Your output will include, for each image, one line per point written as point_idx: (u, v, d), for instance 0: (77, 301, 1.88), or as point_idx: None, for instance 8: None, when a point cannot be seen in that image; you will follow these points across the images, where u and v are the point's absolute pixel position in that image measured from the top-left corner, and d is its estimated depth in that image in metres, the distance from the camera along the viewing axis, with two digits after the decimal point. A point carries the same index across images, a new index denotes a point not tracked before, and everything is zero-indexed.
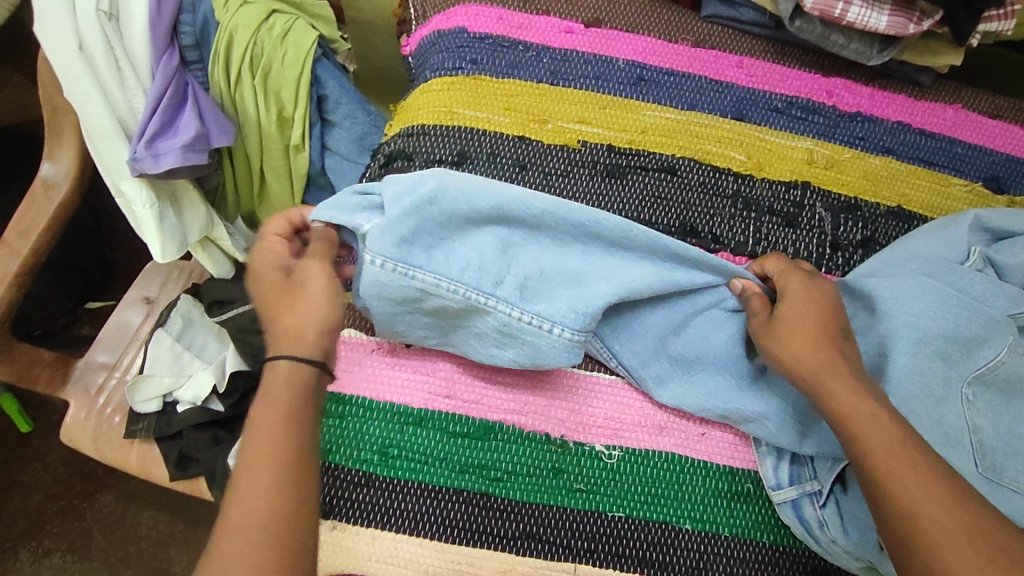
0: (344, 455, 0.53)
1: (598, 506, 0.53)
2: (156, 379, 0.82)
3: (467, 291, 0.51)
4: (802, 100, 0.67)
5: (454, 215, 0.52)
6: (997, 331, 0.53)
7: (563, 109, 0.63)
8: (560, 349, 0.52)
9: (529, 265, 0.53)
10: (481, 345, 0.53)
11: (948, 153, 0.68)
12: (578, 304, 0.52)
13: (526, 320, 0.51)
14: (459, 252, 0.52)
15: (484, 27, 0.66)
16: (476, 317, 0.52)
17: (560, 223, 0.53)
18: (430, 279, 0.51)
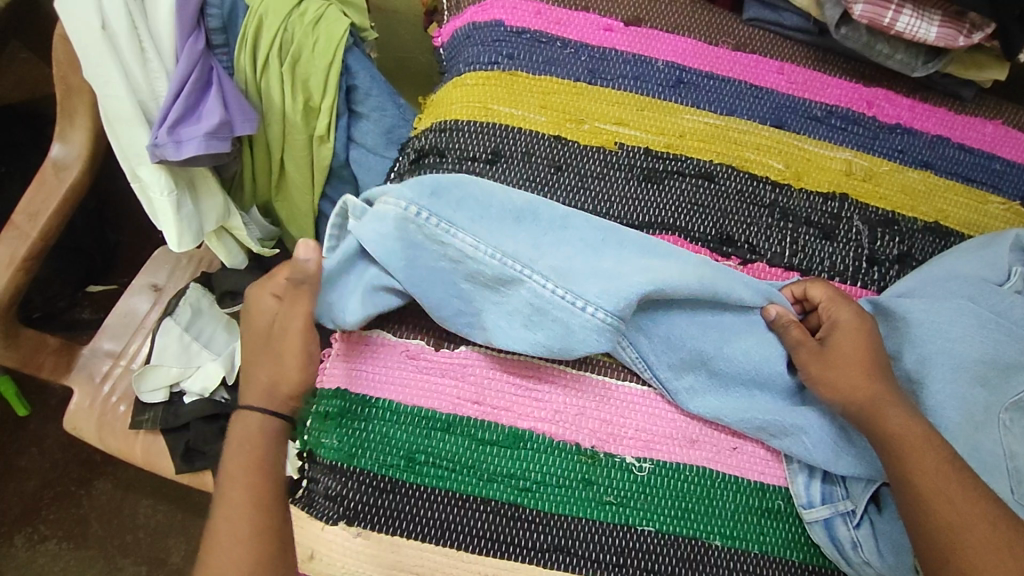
0: (370, 459, 0.51)
1: (627, 520, 0.51)
2: (163, 370, 0.80)
3: (503, 257, 0.51)
4: (842, 109, 0.66)
5: (494, 199, 0.53)
6: None
7: (600, 109, 0.62)
8: (590, 331, 0.50)
9: (562, 252, 0.53)
10: (509, 324, 0.51)
11: (987, 169, 0.66)
12: (612, 287, 0.50)
13: (559, 295, 0.50)
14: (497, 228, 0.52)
15: (522, 21, 0.64)
16: (512, 291, 0.51)
17: (587, 230, 0.54)
18: (470, 242, 0.51)
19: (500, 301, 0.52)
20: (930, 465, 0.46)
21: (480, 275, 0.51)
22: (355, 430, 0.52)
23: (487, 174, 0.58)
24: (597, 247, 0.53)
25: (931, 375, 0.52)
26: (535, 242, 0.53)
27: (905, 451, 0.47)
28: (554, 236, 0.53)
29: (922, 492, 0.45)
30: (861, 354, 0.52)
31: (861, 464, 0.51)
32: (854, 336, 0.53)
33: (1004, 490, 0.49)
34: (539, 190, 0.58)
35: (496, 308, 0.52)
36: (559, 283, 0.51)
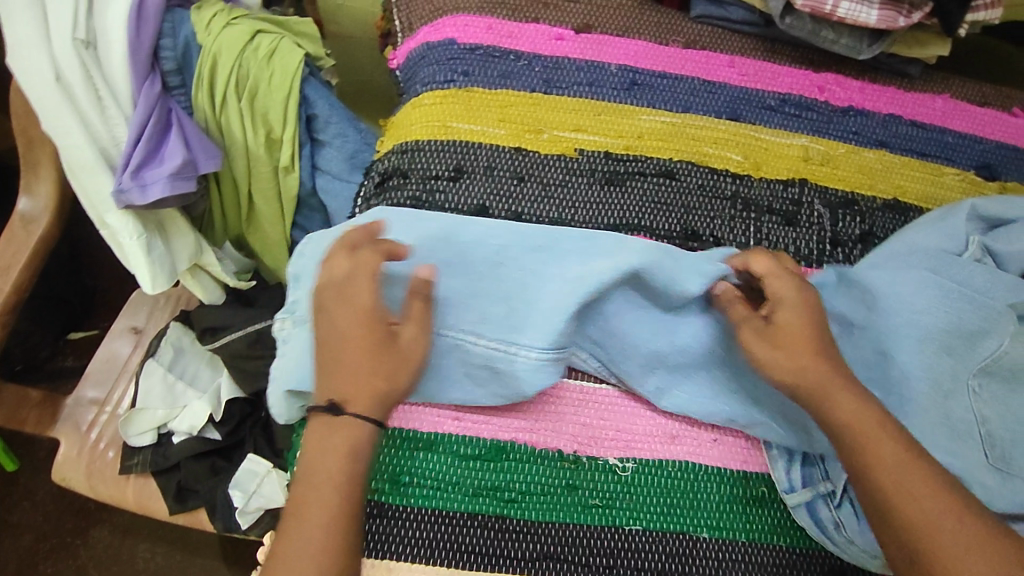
0: None
1: (613, 521, 0.52)
2: (150, 412, 0.80)
3: (430, 329, 0.52)
4: (795, 97, 0.67)
5: (418, 267, 0.54)
6: (999, 322, 0.52)
7: (558, 118, 0.62)
8: (535, 372, 0.52)
9: (500, 293, 0.54)
10: (462, 389, 0.53)
11: (940, 143, 0.68)
12: (544, 326, 0.52)
13: (492, 347, 0.52)
14: (425, 289, 0.53)
15: (474, 37, 0.64)
16: (450, 360, 0.52)
17: (510, 262, 0.55)
18: (400, 322, 0.52)
19: (444, 382, 0.52)
20: (888, 456, 0.44)
21: None
22: None
23: (450, 193, 0.59)
24: (534, 271, 0.54)
25: (897, 352, 0.53)
26: (467, 294, 0.53)
27: (862, 438, 0.46)
28: (482, 277, 0.54)
29: (889, 478, 0.44)
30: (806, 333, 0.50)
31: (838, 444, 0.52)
32: (799, 311, 0.51)
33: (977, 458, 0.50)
34: (503, 204, 0.59)
35: (451, 386, 0.52)
36: (492, 338, 0.52)
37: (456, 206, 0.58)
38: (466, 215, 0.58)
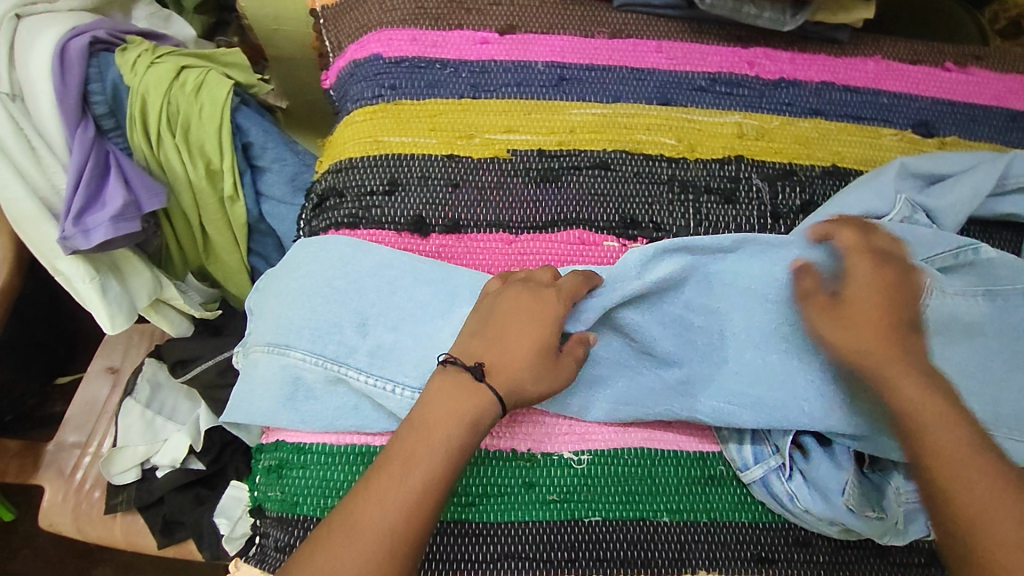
0: (312, 505, 0.52)
1: (572, 515, 0.53)
2: (131, 449, 0.81)
3: (326, 361, 0.53)
4: (725, 75, 0.67)
5: (325, 294, 0.55)
6: (915, 278, 0.53)
7: (489, 121, 0.63)
8: (336, 399, 0.53)
9: (310, 319, 0.54)
10: (307, 410, 0.53)
11: (875, 105, 0.68)
12: (376, 347, 0.53)
13: (321, 367, 0.53)
14: (332, 320, 0.54)
15: (398, 50, 0.64)
16: (340, 391, 0.53)
17: (366, 287, 0.55)
18: (304, 354, 0.53)
19: (341, 410, 0.53)
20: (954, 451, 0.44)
21: (318, 381, 0.53)
22: (294, 479, 0.53)
23: (387, 207, 0.59)
24: (332, 296, 0.55)
25: None
26: (361, 322, 0.54)
27: (921, 424, 0.46)
28: (362, 304, 0.54)
29: None
30: (877, 314, 0.49)
31: (783, 412, 0.51)
32: (871, 288, 0.50)
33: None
34: (440, 212, 0.60)
35: (368, 420, 0.52)
36: (320, 356, 0.53)
37: (393, 220, 0.59)
38: (404, 227, 0.59)
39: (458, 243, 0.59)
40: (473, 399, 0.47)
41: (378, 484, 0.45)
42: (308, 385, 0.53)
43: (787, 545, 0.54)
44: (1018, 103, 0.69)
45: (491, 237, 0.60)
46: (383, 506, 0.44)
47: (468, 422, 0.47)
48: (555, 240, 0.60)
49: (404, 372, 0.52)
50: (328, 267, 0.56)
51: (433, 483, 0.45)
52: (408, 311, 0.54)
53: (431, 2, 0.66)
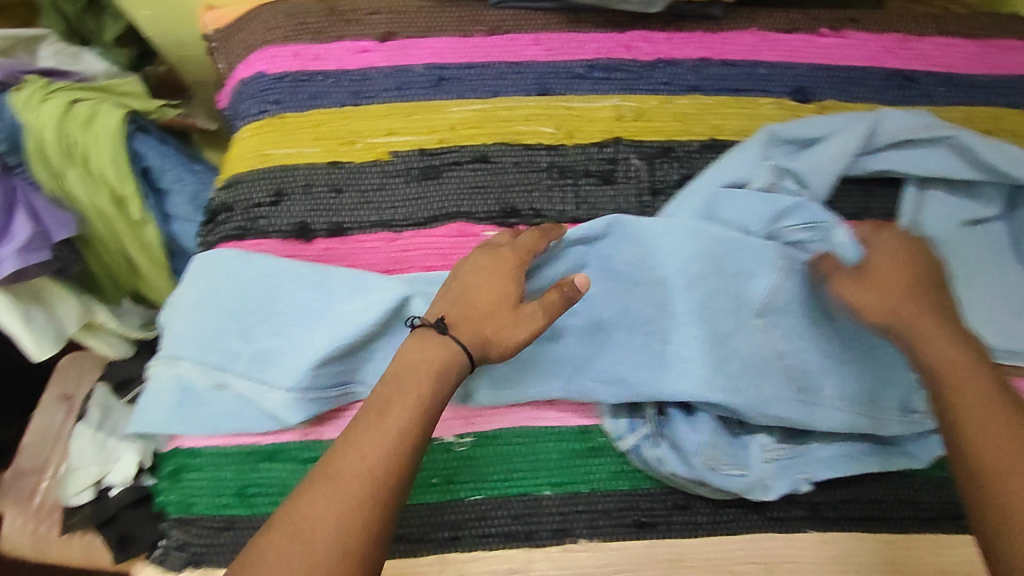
0: (205, 504, 0.56)
1: (455, 495, 0.57)
2: (84, 471, 0.79)
3: (212, 369, 0.56)
4: (602, 61, 0.68)
5: (211, 306, 0.58)
6: (766, 260, 0.59)
7: (369, 126, 0.65)
8: (226, 403, 0.56)
9: (199, 331, 0.57)
10: (199, 415, 0.57)
11: (753, 76, 0.69)
12: (258, 354, 0.56)
13: (208, 376, 0.56)
14: (218, 330, 0.57)
15: (281, 66, 0.66)
16: (227, 396, 0.56)
17: (247, 298, 0.58)
18: (193, 363, 0.56)
19: (232, 411, 0.56)
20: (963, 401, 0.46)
21: (207, 387, 0.57)
22: (190, 482, 0.57)
23: (273, 216, 0.62)
24: (219, 307, 0.58)
25: (691, 295, 0.57)
26: (244, 330, 0.57)
27: (952, 392, 0.47)
28: (245, 314, 0.57)
29: None
30: (902, 278, 0.52)
31: (639, 381, 0.55)
32: (893, 255, 0.54)
33: (777, 388, 0.56)
34: (323, 217, 0.62)
35: (254, 421, 0.56)
36: (206, 366, 0.56)
37: (280, 228, 0.62)
38: (290, 234, 0.62)
39: (342, 245, 0.62)
40: (436, 352, 0.48)
41: (365, 435, 0.45)
42: (199, 392, 0.57)
43: (665, 506, 0.59)
44: (894, 62, 0.70)
45: (374, 236, 0.62)
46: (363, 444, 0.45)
47: (435, 372, 0.48)
48: (437, 235, 0.63)
49: (278, 374, 0.54)
50: (213, 280, 0.59)
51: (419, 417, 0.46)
52: (285, 316, 0.57)
53: (311, 16, 0.68)
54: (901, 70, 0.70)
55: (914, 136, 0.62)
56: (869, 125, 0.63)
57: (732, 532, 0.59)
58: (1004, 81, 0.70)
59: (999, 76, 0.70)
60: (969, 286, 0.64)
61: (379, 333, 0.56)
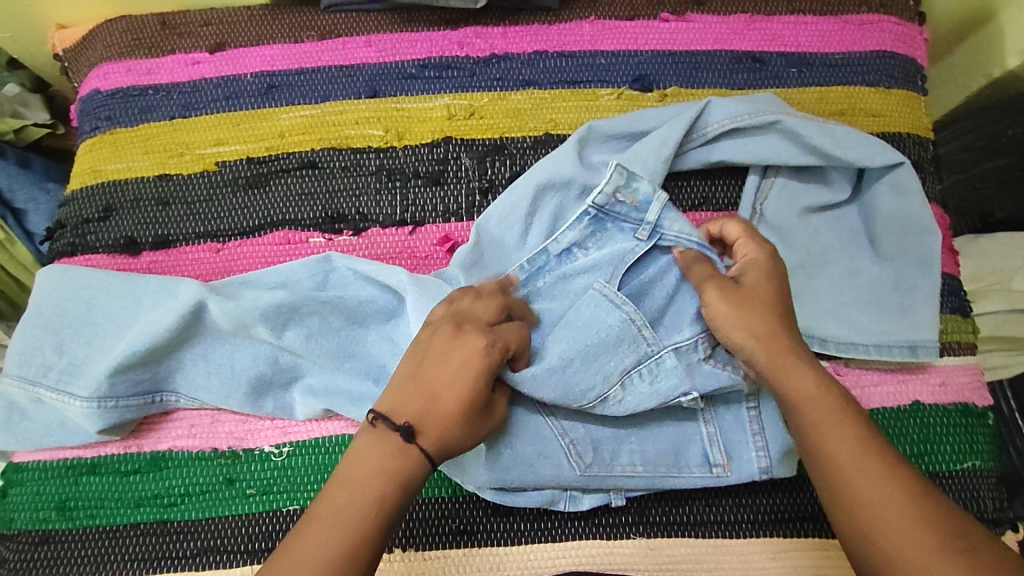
0: (25, 519, 0.57)
1: (272, 505, 0.56)
2: None
3: (30, 384, 0.57)
4: (434, 60, 0.67)
5: (34, 320, 0.58)
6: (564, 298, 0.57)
7: (198, 137, 0.65)
8: (47, 417, 0.57)
9: (23, 346, 0.58)
10: (19, 431, 0.57)
11: (592, 67, 0.67)
12: (74, 365, 0.57)
13: (28, 391, 0.57)
14: (39, 345, 0.58)
15: (114, 83, 0.67)
16: (47, 409, 0.57)
17: (67, 312, 0.58)
18: (14, 379, 0.57)
19: (49, 426, 0.57)
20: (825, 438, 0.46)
21: (28, 402, 0.57)
22: (15, 497, 0.57)
23: (101, 232, 0.63)
24: (41, 323, 0.58)
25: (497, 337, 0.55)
26: (61, 344, 0.58)
27: (811, 412, 0.47)
28: (65, 328, 0.58)
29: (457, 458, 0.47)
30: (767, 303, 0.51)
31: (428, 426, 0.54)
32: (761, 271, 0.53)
33: (556, 468, 0.53)
34: (149, 230, 0.63)
35: (70, 434, 0.57)
36: (25, 381, 0.57)
37: (107, 244, 0.63)
38: (117, 248, 0.63)
39: (167, 257, 0.62)
40: (390, 464, 0.45)
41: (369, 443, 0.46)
42: (20, 408, 0.58)
43: (486, 514, 0.56)
44: (743, 44, 0.68)
45: (199, 247, 0.62)
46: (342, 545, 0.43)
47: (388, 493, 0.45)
48: (261, 244, 0.63)
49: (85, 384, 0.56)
50: (36, 296, 0.60)
51: (365, 534, 0.44)
52: (99, 326, 0.58)
53: (145, 31, 0.68)
54: (749, 52, 0.68)
55: (741, 123, 0.60)
56: (695, 114, 0.61)
57: (554, 539, 0.55)
58: (859, 59, 0.68)
59: (854, 55, 0.68)
60: (813, 277, 0.61)
61: (180, 340, 0.56)
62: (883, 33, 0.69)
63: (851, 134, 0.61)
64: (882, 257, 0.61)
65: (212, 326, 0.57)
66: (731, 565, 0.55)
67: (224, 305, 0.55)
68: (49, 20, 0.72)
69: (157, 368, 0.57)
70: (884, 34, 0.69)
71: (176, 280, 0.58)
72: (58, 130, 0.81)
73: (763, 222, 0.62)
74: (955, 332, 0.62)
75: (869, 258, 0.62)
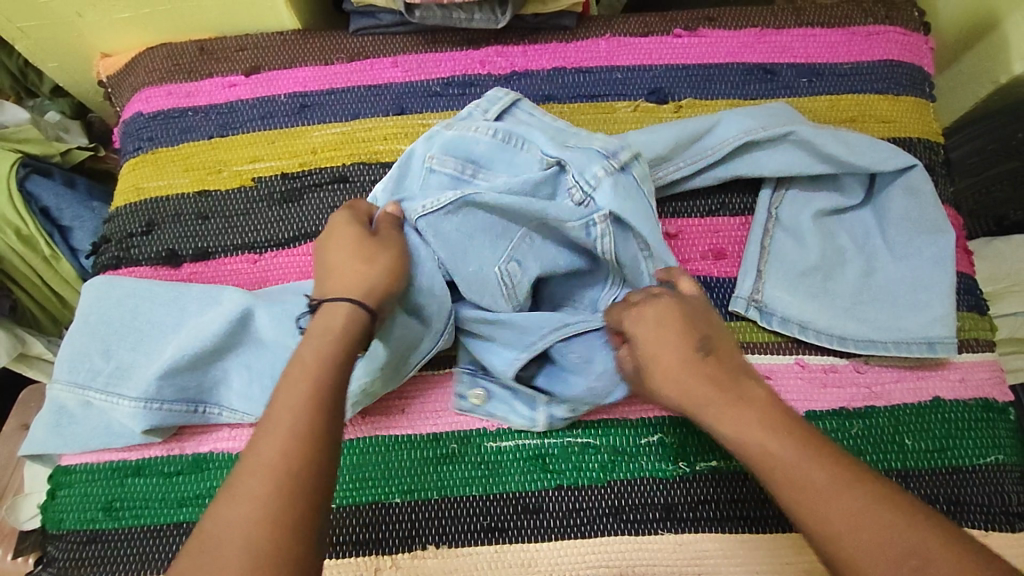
0: (74, 519, 0.59)
1: None
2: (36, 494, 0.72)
3: (78, 389, 0.59)
4: (457, 78, 0.70)
5: (82, 327, 0.61)
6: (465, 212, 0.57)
7: (236, 155, 0.69)
8: (92, 424, 0.60)
9: (70, 352, 0.60)
10: (66, 434, 0.60)
11: (609, 81, 0.70)
12: (119, 373, 0.59)
13: (76, 396, 0.60)
14: (88, 351, 0.60)
15: (155, 106, 0.71)
16: (92, 415, 0.60)
17: (113, 320, 0.61)
18: (62, 384, 0.60)
19: (95, 431, 0.60)
20: (781, 468, 0.44)
21: (75, 407, 0.60)
22: (64, 498, 0.60)
23: (144, 245, 0.66)
24: (88, 330, 0.61)
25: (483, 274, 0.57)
26: (107, 351, 0.60)
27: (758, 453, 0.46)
28: (113, 336, 0.61)
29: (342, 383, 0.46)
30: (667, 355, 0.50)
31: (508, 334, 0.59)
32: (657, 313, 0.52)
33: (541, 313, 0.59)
34: (190, 242, 0.66)
35: (116, 438, 0.59)
36: (73, 386, 0.59)
37: (150, 256, 0.66)
38: (159, 261, 0.66)
39: (207, 268, 0.65)
40: (337, 317, 0.49)
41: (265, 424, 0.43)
42: (67, 412, 0.60)
43: (516, 512, 0.57)
44: (754, 57, 0.71)
45: (238, 258, 0.65)
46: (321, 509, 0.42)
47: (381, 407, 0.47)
48: (296, 254, 0.65)
49: (133, 386, 0.58)
50: (84, 306, 0.62)
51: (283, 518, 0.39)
52: (145, 331, 0.61)
53: (185, 57, 0.72)
54: (761, 64, 0.70)
55: (756, 137, 0.63)
56: (707, 130, 0.64)
57: (582, 535, 0.56)
58: (867, 68, 0.70)
59: (862, 64, 0.70)
60: (830, 278, 0.62)
61: (224, 347, 0.59)
62: (890, 43, 0.71)
63: (860, 140, 0.63)
64: (897, 255, 0.63)
65: (256, 335, 0.60)
66: (758, 560, 0.55)
67: (269, 312, 0.59)
68: (95, 50, 0.76)
69: (202, 377, 0.59)
70: (891, 44, 0.71)
71: (220, 288, 0.62)
72: (98, 153, 0.85)
73: (779, 225, 0.64)
74: (972, 330, 0.63)
75: (885, 255, 0.63)
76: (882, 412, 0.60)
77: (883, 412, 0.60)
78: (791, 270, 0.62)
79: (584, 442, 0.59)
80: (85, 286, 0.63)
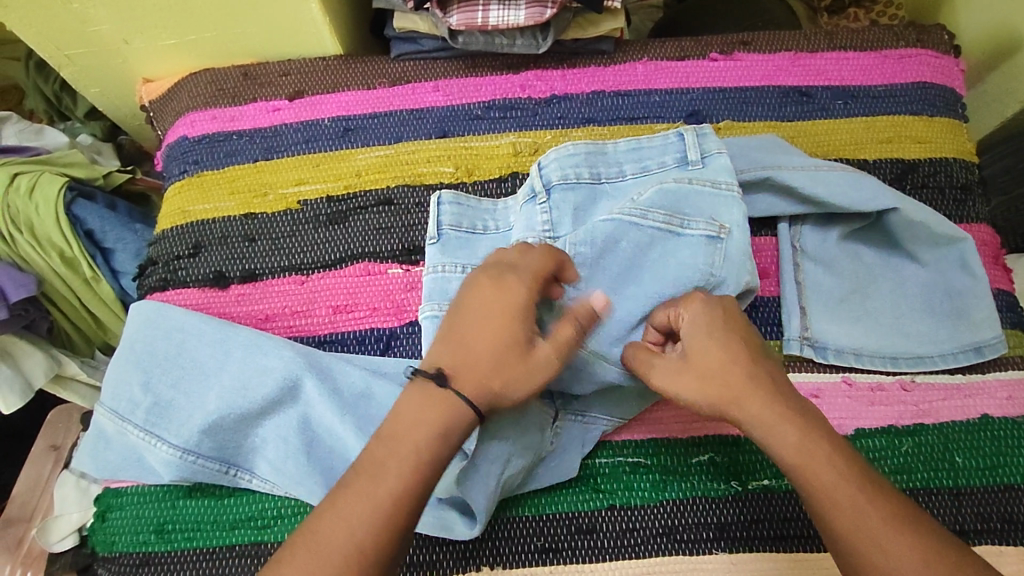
0: (126, 541, 0.59)
1: None
2: (66, 517, 0.68)
3: (119, 420, 0.59)
4: (498, 101, 0.72)
5: (128, 355, 0.61)
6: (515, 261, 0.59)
7: (281, 178, 0.70)
8: (131, 456, 0.59)
9: (116, 379, 0.60)
10: (107, 461, 0.60)
11: (647, 104, 0.72)
12: (161, 410, 0.59)
13: (117, 426, 0.59)
14: (132, 383, 0.60)
15: (201, 130, 0.72)
16: (132, 447, 0.59)
17: (157, 354, 0.60)
18: (107, 412, 0.60)
19: (136, 460, 0.59)
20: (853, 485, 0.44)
21: (115, 437, 0.60)
22: (115, 520, 0.60)
23: (191, 267, 0.67)
24: (133, 358, 0.60)
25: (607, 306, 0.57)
26: (149, 385, 0.60)
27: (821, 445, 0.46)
28: (156, 370, 0.60)
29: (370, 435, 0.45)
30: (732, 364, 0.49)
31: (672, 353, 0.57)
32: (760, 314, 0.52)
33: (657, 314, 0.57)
34: (237, 265, 0.67)
35: (157, 476, 0.59)
36: (115, 415, 0.59)
37: (197, 279, 0.67)
38: (206, 283, 0.66)
39: (254, 290, 0.66)
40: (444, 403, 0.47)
41: None
42: (109, 439, 0.60)
43: (570, 532, 0.57)
44: (789, 79, 0.72)
45: (285, 280, 0.66)
46: (339, 539, 0.43)
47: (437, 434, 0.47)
48: (343, 275, 0.66)
49: (176, 430, 0.58)
50: (131, 331, 0.62)
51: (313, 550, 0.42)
52: (187, 370, 0.60)
53: (229, 82, 0.73)
54: (796, 86, 0.72)
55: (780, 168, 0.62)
56: None
57: (638, 555, 0.56)
58: (900, 90, 0.72)
59: (895, 86, 0.72)
60: (867, 298, 0.63)
61: (267, 409, 0.58)
62: (922, 66, 0.73)
63: (847, 177, 0.62)
64: (925, 263, 0.64)
65: (302, 405, 0.58)
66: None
67: (319, 385, 0.58)
68: (137, 75, 0.77)
69: (243, 439, 0.58)
70: (923, 67, 0.73)
71: (268, 338, 0.60)
72: (135, 176, 0.86)
73: (806, 256, 0.64)
74: (1016, 347, 0.64)
75: (912, 266, 0.64)
76: (931, 429, 0.60)
77: (933, 429, 0.60)
78: (829, 299, 0.63)
79: (636, 462, 0.59)
80: (132, 309, 0.63)
